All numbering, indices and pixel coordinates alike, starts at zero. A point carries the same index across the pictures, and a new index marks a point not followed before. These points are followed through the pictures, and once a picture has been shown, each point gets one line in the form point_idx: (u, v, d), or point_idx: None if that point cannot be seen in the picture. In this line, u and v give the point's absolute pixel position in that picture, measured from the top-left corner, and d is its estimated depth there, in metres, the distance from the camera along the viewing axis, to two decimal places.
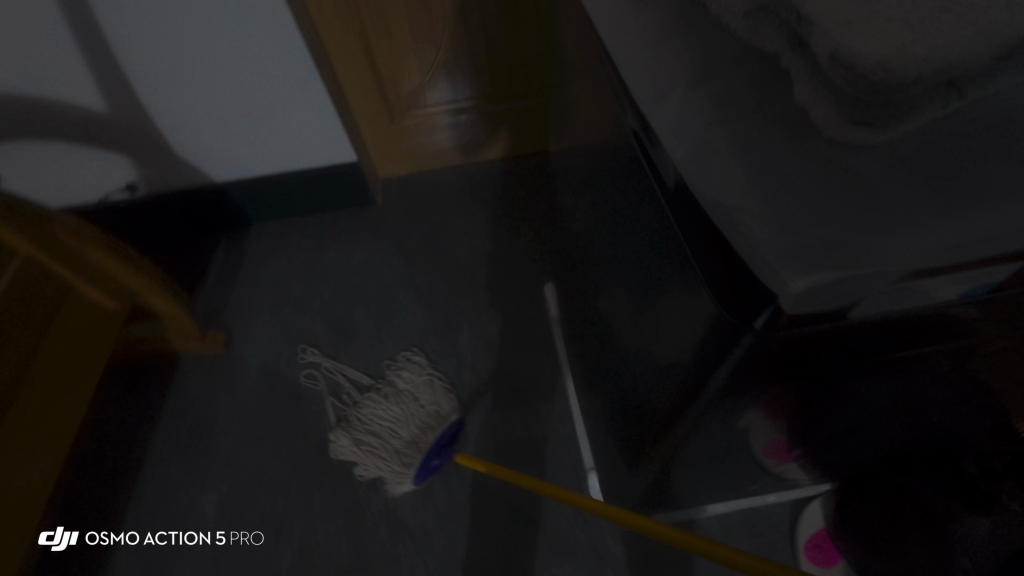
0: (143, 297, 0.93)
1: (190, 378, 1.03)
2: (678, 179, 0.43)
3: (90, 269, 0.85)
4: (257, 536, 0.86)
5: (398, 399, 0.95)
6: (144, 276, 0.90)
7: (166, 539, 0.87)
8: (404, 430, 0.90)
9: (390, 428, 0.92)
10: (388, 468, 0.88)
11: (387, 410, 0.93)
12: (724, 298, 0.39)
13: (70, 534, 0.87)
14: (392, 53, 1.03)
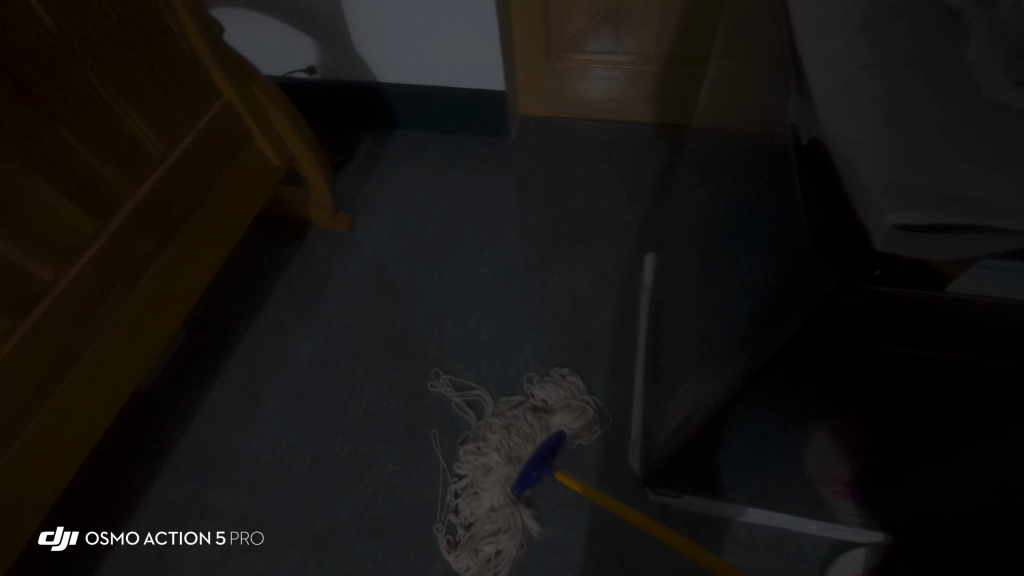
0: (301, 164, 1.06)
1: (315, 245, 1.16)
2: (814, 135, 0.33)
3: (269, 131, 0.98)
4: (257, 535, 0.87)
5: (505, 432, 0.92)
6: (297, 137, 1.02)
7: (165, 539, 0.88)
8: (517, 455, 0.89)
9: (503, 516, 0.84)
10: (506, 523, 0.83)
11: (500, 432, 0.91)
12: (902, 292, 0.28)
13: (70, 535, 0.88)
14: None
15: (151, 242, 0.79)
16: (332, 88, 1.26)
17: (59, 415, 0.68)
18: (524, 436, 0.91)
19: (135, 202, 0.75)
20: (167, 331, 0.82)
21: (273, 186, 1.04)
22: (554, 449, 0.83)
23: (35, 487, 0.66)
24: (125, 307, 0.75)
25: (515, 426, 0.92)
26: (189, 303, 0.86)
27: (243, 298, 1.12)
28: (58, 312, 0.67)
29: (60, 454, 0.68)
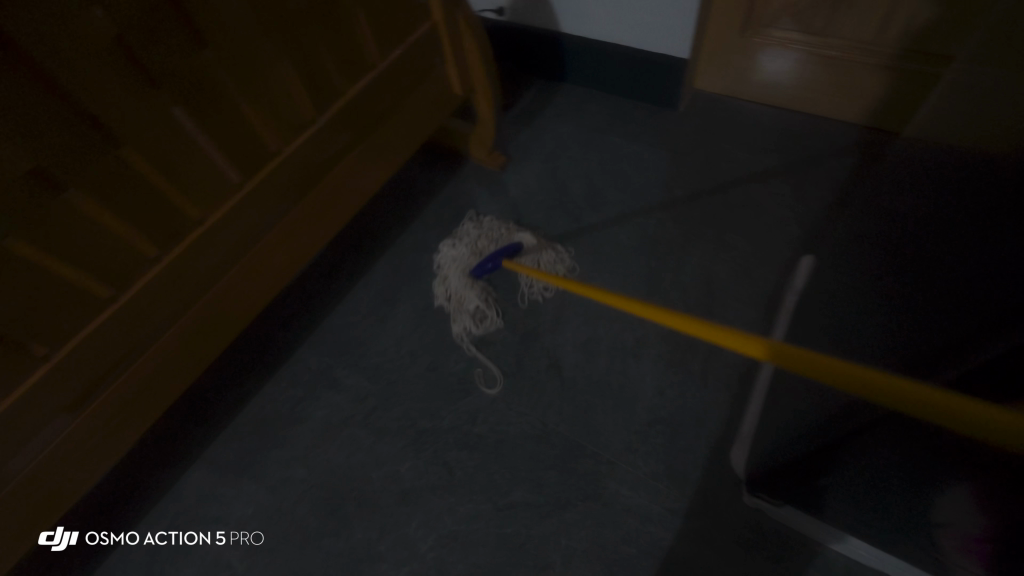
0: (477, 97, 1.08)
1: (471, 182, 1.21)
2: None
3: (456, 55, 0.97)
4: (257, 535, 0.88)
5: (486, 238, 1.09)
6: (484, 64, 1.01)
7: (165, 539, 0.89)
8: (480, 250, 1.07)
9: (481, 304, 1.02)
10: (479, 295, 1.02)
11: (471, 241, 1.09)
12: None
13: (71, 535, 0.88)
14: None
15: (340, 134, 0.81)
16: (517, 30, 1.32)
17: (251, 271, 0.80)
18: (490, 234, 1.10)
19: (347, 99, 0.80)
20: (336, 219, 0.90)
21: (449, 113, 1.07)
22: (512, 252, 1.05)
23: (211, 338, 0.79)
24: (309, 196, 0.83)
25: (494, 239, 1.09)
26: (360, 199, 0.94)
27: (395, 211, 1.19)
28: (265, 186, 0.74)
29: (243, 302, 0.81)
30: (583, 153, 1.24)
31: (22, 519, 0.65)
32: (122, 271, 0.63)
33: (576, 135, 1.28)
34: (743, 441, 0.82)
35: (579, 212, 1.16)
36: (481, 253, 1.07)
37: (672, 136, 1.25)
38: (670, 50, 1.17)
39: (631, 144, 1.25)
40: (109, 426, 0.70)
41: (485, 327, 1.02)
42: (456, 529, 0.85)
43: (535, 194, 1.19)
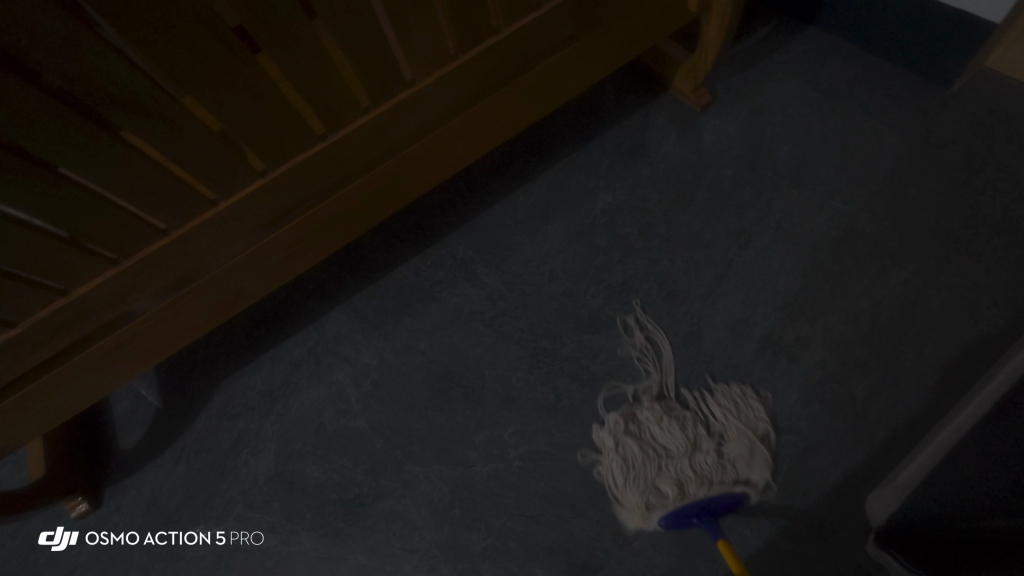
0: (710, 18, 0.94)
1: (663, 113, 1.11)
2: None
3: None
4: (257, 535, 0.90)
5: (692, 452, 0.82)
6: None
7: (165, 539, 0.92)
8: (688, 482, 0.81)
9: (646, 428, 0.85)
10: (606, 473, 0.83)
11: (661, 434, 0.84)
12: None
13: (71, 535, 0.94)
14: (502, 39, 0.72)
15: (557, 16, 0.74)
16: None
17: (434, 149, 0.81)
18: (685, 453, 0.82)
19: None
20: (524, 117, 0.88)
21: (673, 28, 0.95)
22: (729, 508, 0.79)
23: (386, 198, 0.83)
24: (507, 87, 0.81)
25: (701, 449, 0.83)
26: (556, 102, 0.90)
27: (576, 129, 1.12)
28: (478, 62, 0.73)
29: (417, 176, 0.83)
30: (807, 112, 1.06)
31: (212, 301, 0.78)
32: (335, 113, 0.67)
33: (803, 93, 1.09)
34: (895, 488, 0.72)
35: (780, 183, 1.01)
36: (686, 490, 0.80)
37: (929, 120, 1.01)
38: (978, 9, 0.92)
39: (869, 119, 1.03)
40: (286, 251, 0.79)
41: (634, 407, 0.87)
42: (549, 451, 0.86)
43: (733, 148, 1.06)
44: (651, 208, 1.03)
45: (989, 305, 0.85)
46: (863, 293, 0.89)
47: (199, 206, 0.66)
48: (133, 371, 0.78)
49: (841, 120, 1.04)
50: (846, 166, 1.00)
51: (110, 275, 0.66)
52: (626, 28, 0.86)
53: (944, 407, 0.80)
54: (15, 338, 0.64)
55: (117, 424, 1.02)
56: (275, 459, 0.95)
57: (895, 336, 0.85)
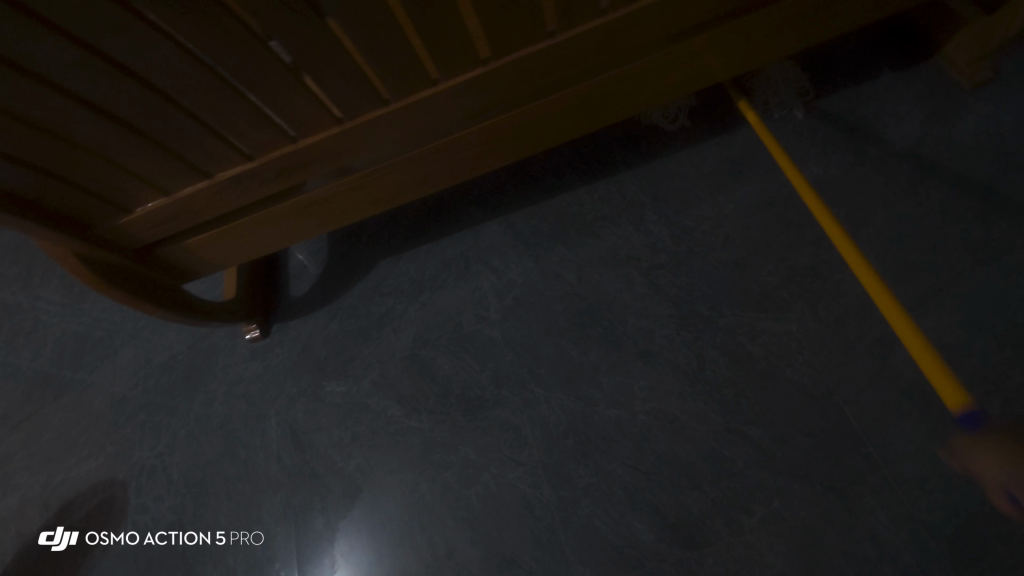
0: None
1: (919, 82, 0.92)
2: None
3: None
4: (257, 535, 0.97)
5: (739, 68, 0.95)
6: None
7: (166, 538, 1.00)
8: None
9: None
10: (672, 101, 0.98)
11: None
12: None
13: (71, 536, 1.03)
14: None
15: None
16: None
17: (657, 71, 0.75)
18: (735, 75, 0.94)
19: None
20: (758, 54, 0.77)
21: None
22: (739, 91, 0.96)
23: (589, 115, 0.79)
24: (754, 13, 0.71)
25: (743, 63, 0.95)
26: (802, 43, 0.77)
27: (800, 84, 0.97)
28: None
29: (626, 98, 0.78)
30: None
31: (402, 180, 0.82)
32: (574, 9, 0.63)
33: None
34: None
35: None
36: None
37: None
38: None
39: None
40: (478, 147, 0.80)
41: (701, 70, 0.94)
42: (678, 416, 0.82)
43: (1003, 142, 0.86)
44: (870, 192, 0.88)
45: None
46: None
47: (421, 81, 0.68)
48: (325, 225, 0.87)
49: None
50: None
51: (331, 131, 0.71)
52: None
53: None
54: (248, 168, 0.73)
55: (288, 275, 1.16)
56: (410, 345, 1.02)
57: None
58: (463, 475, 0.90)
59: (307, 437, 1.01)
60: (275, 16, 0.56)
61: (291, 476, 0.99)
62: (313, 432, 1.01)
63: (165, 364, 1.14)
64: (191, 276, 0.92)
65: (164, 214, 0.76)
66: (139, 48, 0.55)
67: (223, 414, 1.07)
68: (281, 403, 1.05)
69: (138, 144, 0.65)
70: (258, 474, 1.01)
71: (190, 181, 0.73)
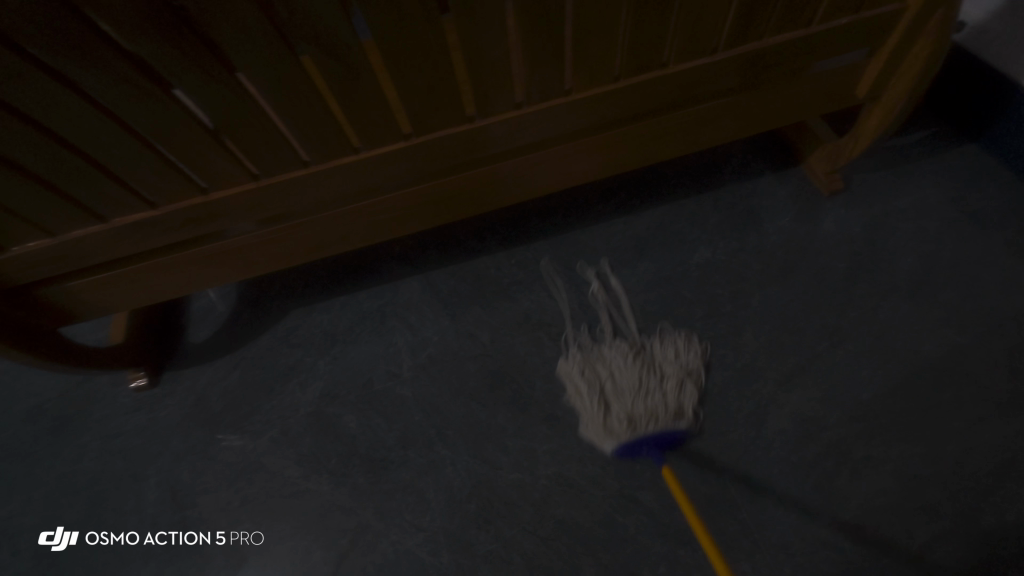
0: (874, 109, 0.90)
1: (788, 187, 1.08)
2: None
3: (898, 55, 0.80)
4: (257, 535, 0.89)
5: (652, 391, 0.88)
6: (912, 84, 0.83)
7: (165, 539, 0.90)
8: (638, 423, 0.84)
9: (610, 373, 0.90)
10: (592, 420, 0.87)
11: (620, 359, 0.91)
12: None
13: (71, 535, 0.91)
14: (667, 74, 0.72)
15: (728, 66, 0.74)
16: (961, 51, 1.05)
17: (566, 159, 0.82)
18: (658, 400, 0.86)
19: (756, 46, 0.72)
20: (655, 153, 0.87)
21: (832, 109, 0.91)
22: (673, 443, 0.85)
23: (505, 191, 0.85)
24: (650, 119, 0.80)
25: (665, 387, 0.88)
26: (691, 148, 0.89)
27: (695, 177, 1.11)
28: (635, 90, 0.73)
29: (539, 180, 0.85)
30: (943, 230, 1.00)
31: (317, 237, 0.82)
32: (490, 98, 0.69)
33: (942, 208, 1.03)
34: None
35: (892, 295, 0.95)
36: (636, 430, 0.84)
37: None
38: None
39: (1011, 256, 0.96)
40: (397, 212, 0.82)
41: (599, 355, 0.93)
42: (577, 480, 0.86)
43: (851, 244, 1.01)
44: (749, 278, 1.00)
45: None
46: (953, 435, 0.82)
47: (342, 149, 0.70)
48: (232, 275, 0.84)
49: (976, 248, 0.98)
50: (970, 297, 0.94)
51: (246, 187, 0.71)
52: (786, 97, 0.84)
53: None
54: (150, 216, 0.70)
55: (191, 318, 1.10)
56: (317, 400, 0.99)
57: (979, 494, 0.78)
58: (360, 541, 0.86)
59: (192, 498, 0.93)
60: (192, 76, 0.56)
61: (167, 544, 0.89)
62: (199, 493, 0.93)
63: (29, 412, 1.01)
64: (71, 322, 0.84)
65: (45, 256, 0.70)
66: (39, 96, 0.53)
67: (94, 471, 0.96)
68: (164, 461, 0.96)
69: (25, 186, 0.61)
70: (130, 541, 0.90)
71: (82, 224, 0.69)
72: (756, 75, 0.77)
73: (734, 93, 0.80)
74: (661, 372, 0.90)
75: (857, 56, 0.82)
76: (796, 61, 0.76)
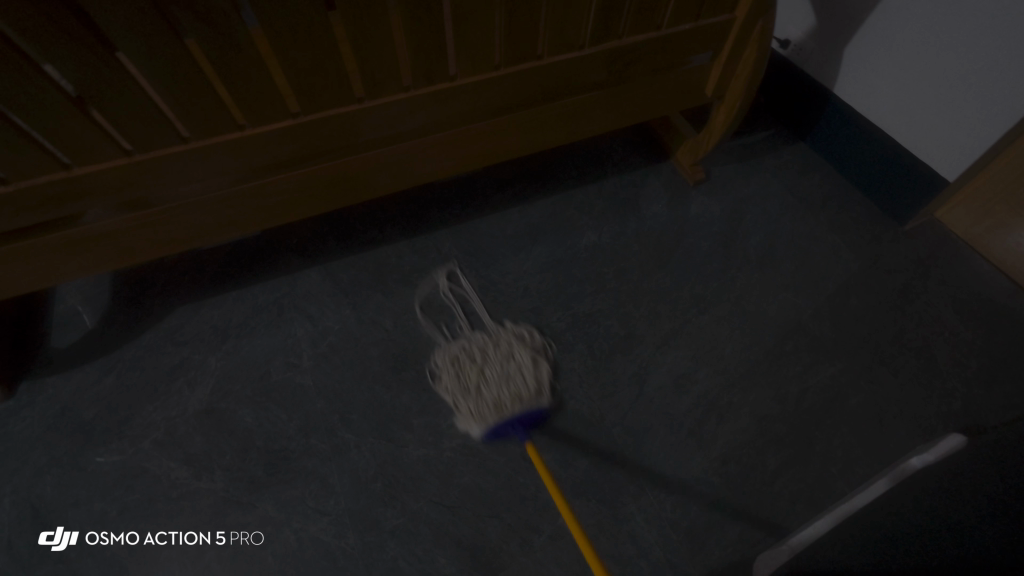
0: (721, 107, 1.05)
1: (661, 178, 1.22)
2: None
3: (734, 60, 0.94)
4: (257, 535, 0.83)
5: (520, 369, 0.93)
6: (747, 86, 0.98)
7: (165, 539, 0.82)
8: (503, 407, 0.88)
9: (479, 348, 0.96)
10: (464, 406, 0.90)
11: (478, 337, 0.97)
12: None
13: (71, 535, 0.83)
14: (543, 64, 0.80)
15: (595, 62, 0.83)
16: (788, 68, 1.26)
17: (455, 144, 0.87)
18: (501, 362, 0.93)
19: (616, 45, 0.82)
20: (538, 141, 0.95)
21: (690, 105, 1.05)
22: (537, 421, 0.89)
23: (398, 173, 0.88)
24: (532, 108, 0.88)
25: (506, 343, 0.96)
26: (572, 136, 0.98)
27: (580, 170, 1.22)
28: (515, 79, 0.80)
29: (432, 163, 0.89)
30: (782, 212, 1.19)
31: (201, 221, 0.79)
32: (378, 80, 0.72)
33: (781, 195, 1.21)
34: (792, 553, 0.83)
35: (745, 267, 1.11)
36: (501, 413, 0.87)
37: (879, 247, 1.14)
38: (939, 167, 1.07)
39: (832, 233, 1.16)
40: (286, 195, 0.82)
41: (456, 347, 0.96)
42: (480, 449, 0.89)
43: (712, 226, 1.16)
44: (631, 258, 1.11)
45: (896, 415, 0.93)
46: (794, 379, 0.97)
47: (226, 126, 0.69)
48: (104, 263, 0.79)
49: (807, 227, 1.17)
50: (804, 267, 1.11)
51: (117, 164, 0.67)
52: (649, 92, 0.95)
53: (839, 493, 0.86)
54: (0, 194, 0.64)
55: (54, 323, 1.00)
56: (208, 395, 0.94)
57: (814, 425, 0.93)
58: (259, 534, 0.83)
59: (59, 514, 0.84)
60: (53, 40, 0.54)
61: (28, 560, 0.80)
62: (68, 508, 0.84)
63: None
64: None
65: None
66: None
67: None
68: (22, 477, 0.86)
69: None
70: None
71: None
72: (621, 70, 0.87)
73: (603, 87, 0.90)
74: (502, 344, 0.96)
75: (701, 60, 0.96)
76: (652, 60, 0.88)
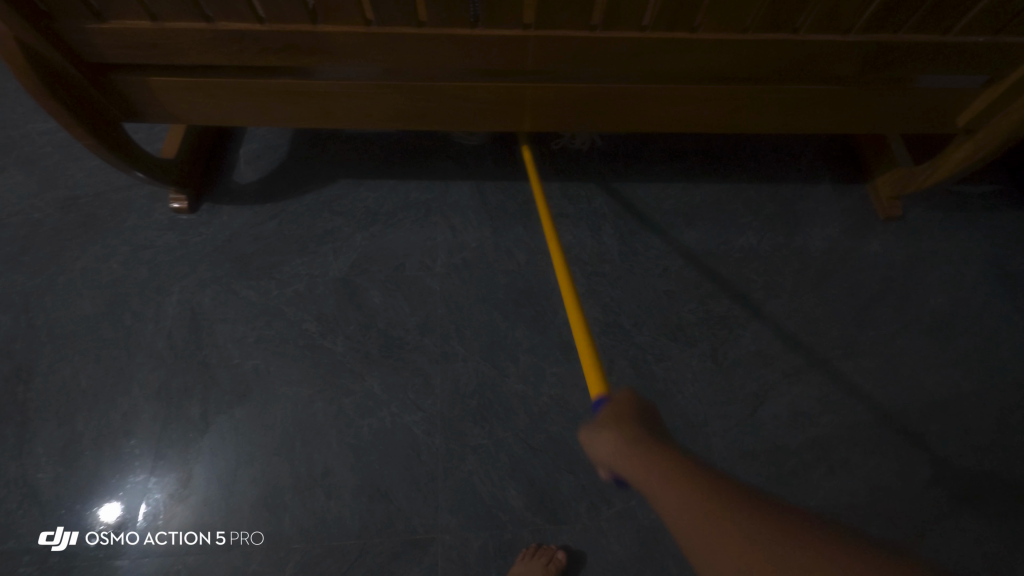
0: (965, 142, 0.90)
1: (848, 199, 1.10)
2: None
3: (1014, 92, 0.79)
4: (257, 536, 0.83)
5: None
6: (1014, 128, 0.83)
7: (165, 539, 0.82)
8: None
9: None
10: None
11: None
12: None
13: (71, 535, 0.83)
14: (796, 39, 0.71)
15: (854, 52, 0.73)
16: None
17: (661, 101, 0.82)
18: None
19: (887, 39, 0.72)
20: (744, 122, 0.87)
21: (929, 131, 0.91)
22: None
23: (591, 113, 0.85)
24: (757, 86, 0.80)
25: None
26: (781, 128, 0.88)
27: (760, 163, 1.12)
28: (758, 48, 0.73)
29: (627, 113, 0.85)
30: (978, 280, 1.03)
31: (399, 105, 0.82)
32: (621, 13, 0.68)
33: (985, 261, 1.05)
34: None
35: (913, 325, 0.99)
36: None
37: None
38: None
39: None
40: (481, 103, 0.82)
41: None
42: (577, 407, 0.90)
43: (890, 270, 1.03)
44: (786, 274, 1.02)
45: None
46: (928, 460, 0.88)
47: (460, 20, 0.69)
48: (307, 118, 0.84)
49: (1003, 306, 1.01)
50: (983, 348, 0.97)
51: (353, 29, 0.69)
52: (893, 103, 0.83)
53: None
54: (254, 30, 0.69)
55: (237, 161, 1.10)
56: (347, 266, 1.01)
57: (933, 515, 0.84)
58: (361, 406, 0.90)
59: (208, 327, 0.95)
60: None
61: (177, 358, 0.93)
62: (217, 322, 0.96)
63: (66, 202, 1.05)
64: (135, 119, 0.85)
65: (139, 39, 0.70)
66: None
67: (118, 275, 0.99)
68: (189, 285, 0.99)
69: None
70: (142, 346, 0.94)
71: (185, 18, 0.68)
72: (877, 69, 0.76)
73: (845, 82, 0.79)
74: None
75: (971, 82, 0.82)
76: (919, 66, 0.76)
